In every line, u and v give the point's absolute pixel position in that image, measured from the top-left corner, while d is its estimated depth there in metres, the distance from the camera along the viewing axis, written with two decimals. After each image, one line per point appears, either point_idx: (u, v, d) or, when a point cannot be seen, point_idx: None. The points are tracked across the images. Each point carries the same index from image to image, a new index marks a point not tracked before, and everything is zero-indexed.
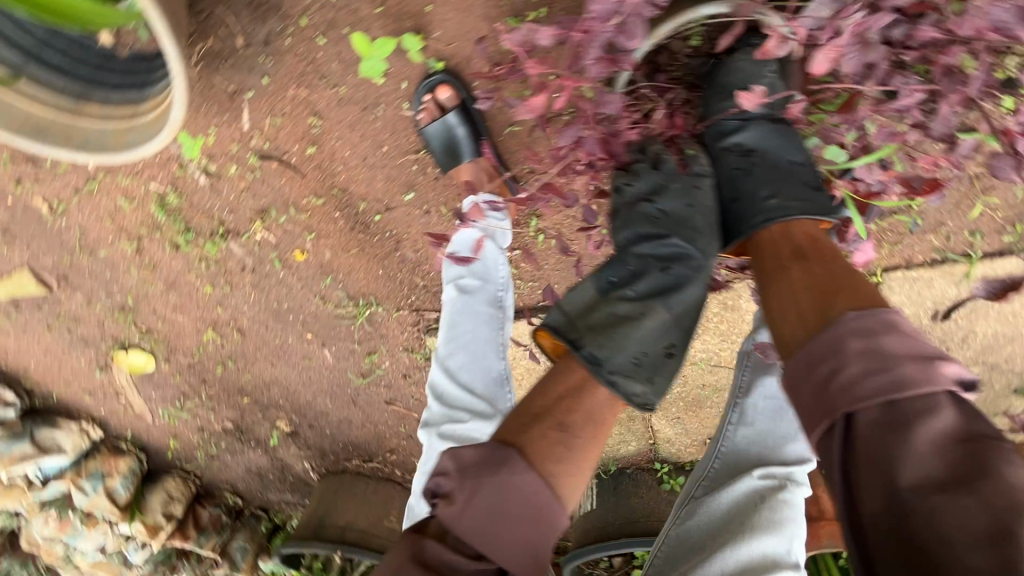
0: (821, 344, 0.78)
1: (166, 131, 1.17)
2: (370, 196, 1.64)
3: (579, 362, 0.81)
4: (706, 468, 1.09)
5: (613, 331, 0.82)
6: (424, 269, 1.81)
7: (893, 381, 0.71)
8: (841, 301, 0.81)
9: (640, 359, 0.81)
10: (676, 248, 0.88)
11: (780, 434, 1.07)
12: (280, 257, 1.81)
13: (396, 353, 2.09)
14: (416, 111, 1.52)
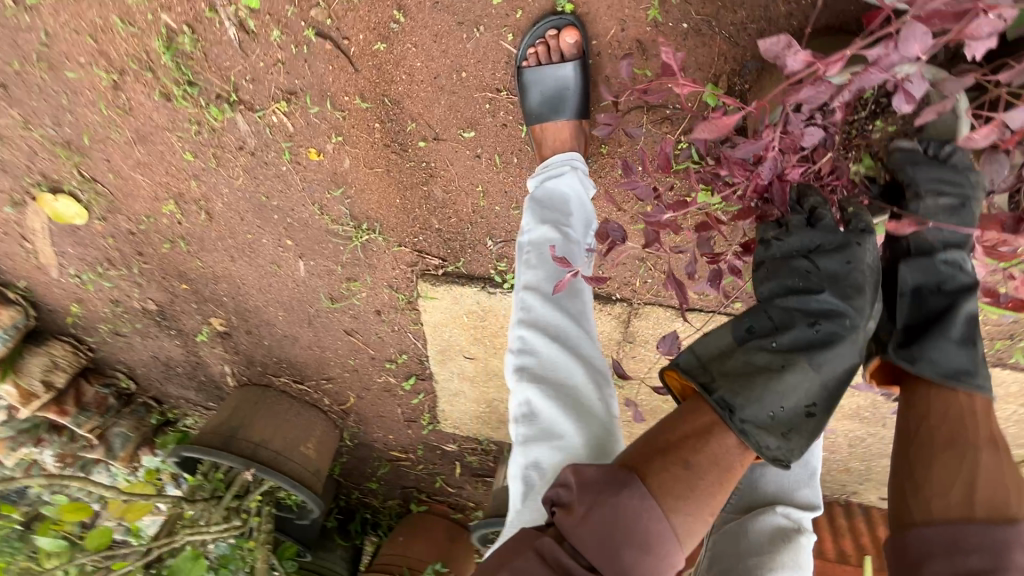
0: (974, 535, 0.73)
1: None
2: (422, 120, 1.45)
3: (709, 404, 0.76)
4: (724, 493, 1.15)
5: (748, 379, 0.76)
6: (444, 213, 1.68)
7: None
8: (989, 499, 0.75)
9: (776, 410, 0.75)
10: (832, 306, 0.80)
11: (795, 478, 1.12)
12: (291, 150, 1.59)
13: (377, 287, 1.98)
14: (522, 51, 1.21)
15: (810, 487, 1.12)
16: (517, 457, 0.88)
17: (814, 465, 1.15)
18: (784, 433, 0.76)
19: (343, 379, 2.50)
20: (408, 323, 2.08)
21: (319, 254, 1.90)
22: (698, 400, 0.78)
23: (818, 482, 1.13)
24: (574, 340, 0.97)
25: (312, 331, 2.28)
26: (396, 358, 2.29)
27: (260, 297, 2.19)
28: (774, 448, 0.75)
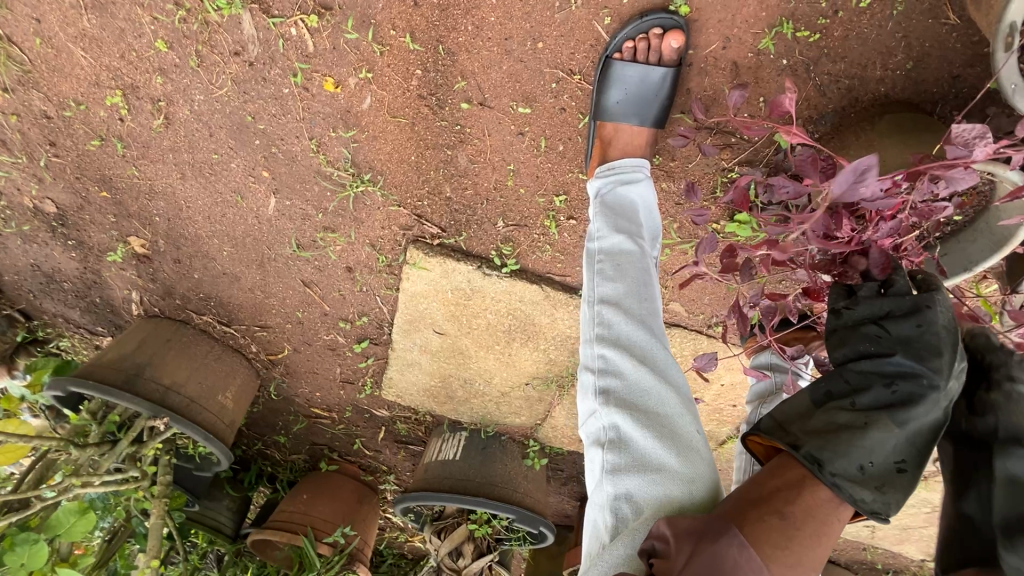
0: None
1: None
2: (472, 80, 1.30)
3: (799, 461, 0.87)
4: None
5: (834, 436, 0.86)
6: (461, 183, 1.54)
7: None
8: None
9: (867, 469, 0.84)
10: (900, 368, 0.88)
11: None
12: (305, 73, 1.36)
13: (355, 243, 1.78)
14: (618, 41, 1.15)
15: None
16: (607, 487, 0.97)
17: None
18: (879, 487, 0.85)
19: (280, 331, 2.16)
20: (381, 287, 1.92)
21: (299, 194, 1.66)
22: (788, 458, 0.89)
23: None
24: (658, 362, 1.05)
25: (260, 276, 2.00)
26: (354, 319, 2.08)
27: (205, 227, 1.87)
28: (870, 500, 0.84)
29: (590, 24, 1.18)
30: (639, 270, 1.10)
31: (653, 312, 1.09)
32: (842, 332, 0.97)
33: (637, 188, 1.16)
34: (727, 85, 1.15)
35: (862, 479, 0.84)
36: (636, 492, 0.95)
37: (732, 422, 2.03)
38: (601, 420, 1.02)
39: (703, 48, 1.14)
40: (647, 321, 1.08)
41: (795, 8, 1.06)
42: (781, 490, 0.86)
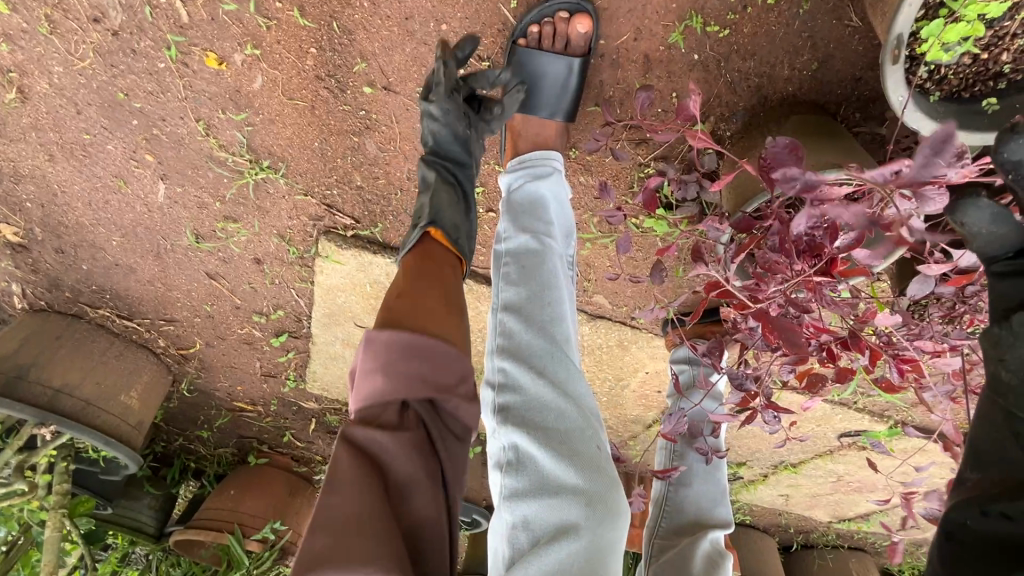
0: None
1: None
2: (373, 62, 1.19)
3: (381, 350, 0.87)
4: (655, 525, 1.22)
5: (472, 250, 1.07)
6: (372, 172, 1.44)
7: None
8: None
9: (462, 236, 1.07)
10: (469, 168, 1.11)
11: (710, 497, 1.22)
12: (180, 47, 1.20)
13: (262, 234, 1.65)
14: (523, 26, 1.08)
15: (724, 505, 1.21)
16: (504, 514, 0.84)
17: (723, 483, 1.25)
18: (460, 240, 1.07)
19: (188, 326, 1.98)
20: (294, 279, 1.79)
21: (191, 181, 1.51)
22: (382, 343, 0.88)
23: (729, 500, 1.23)
24: (560, 367, 0.94)
25: (158, 267, 1.81)
26: (268, 313, 1.93)
27: (87, 213, 1.67)
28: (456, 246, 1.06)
29: (495, 8, 1.08)
30: (544, 272, 1.01)
31: (558, 318, 0.98)
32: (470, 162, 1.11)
33: (536, 186, 1.09)
34: (638, 78, 1.10)
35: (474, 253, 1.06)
36: (532, 518, 0.81)
37: (658, 406, 2.08)
38: (499, 439, 0.90)
39: (614, 39, 1.08)
40: (548, 329, 0.96)
41: (704, 3, 1.01)
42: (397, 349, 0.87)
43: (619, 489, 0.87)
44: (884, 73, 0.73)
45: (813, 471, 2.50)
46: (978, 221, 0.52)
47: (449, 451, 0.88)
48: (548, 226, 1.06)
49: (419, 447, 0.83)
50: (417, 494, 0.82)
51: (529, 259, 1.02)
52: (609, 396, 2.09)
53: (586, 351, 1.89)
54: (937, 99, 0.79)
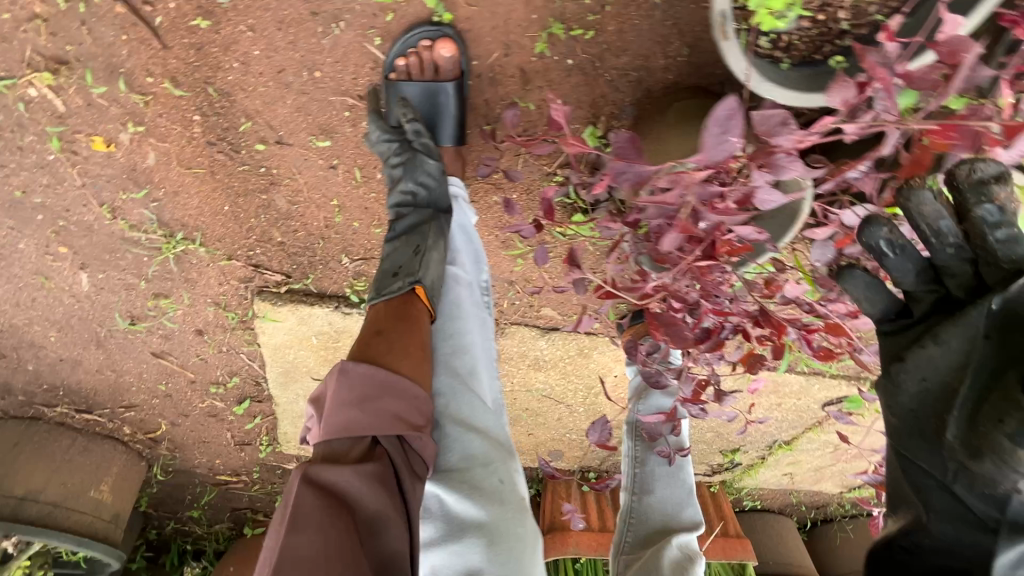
0: None
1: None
2: (259, 120, 1.17)
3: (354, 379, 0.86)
4: (621, 538, 1.18)
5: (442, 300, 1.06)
6: (290, 226, 1.41)
7: None
8: None
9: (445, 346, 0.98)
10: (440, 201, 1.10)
11: (675, 501, 1.19)
12: (64, 137, 1.19)
13: (198, 305, 1.60)
14: (390, 61, 1.08)
15: (692, 505, 1.19)
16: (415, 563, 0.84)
17: (688, 482, 1.23)
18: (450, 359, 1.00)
19: (149, 408, 1.92)
20: (242, 344, 1.74)
21: (112, 266, 1.47)
22: (354, 372, 0.86)
23: (696, 500, 1.20)
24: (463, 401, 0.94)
25: (103, 355, 1.76)
26: (224, 382, 1.89)
27: (18, 314, 1.63)
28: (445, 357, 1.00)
29: (362, 48, 1.07)
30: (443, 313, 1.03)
31: (457, 358, 0.99)
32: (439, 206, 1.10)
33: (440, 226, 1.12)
34: (518, 92, 1.09)
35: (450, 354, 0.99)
36: (439, 566, 0.81)
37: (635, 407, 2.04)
38: None
39: (485, 57, 1.07)
40: (451, 363, 0.98)
41: (562, 9, 1.01)
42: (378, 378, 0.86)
43: (524, 521, 0.86)
44: (722, 49, 0.72)
45: (809, 444, 2.46)
46: (856, 288, 0.67)
47: (416, 489, 0.81)
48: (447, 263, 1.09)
49: (384, 480, 0.77)
50: (390, 529, 0.74)
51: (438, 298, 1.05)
52: (587, 406, 2.04)
53: (547, 364, 1.87)
54: (790, 66, 0.79)
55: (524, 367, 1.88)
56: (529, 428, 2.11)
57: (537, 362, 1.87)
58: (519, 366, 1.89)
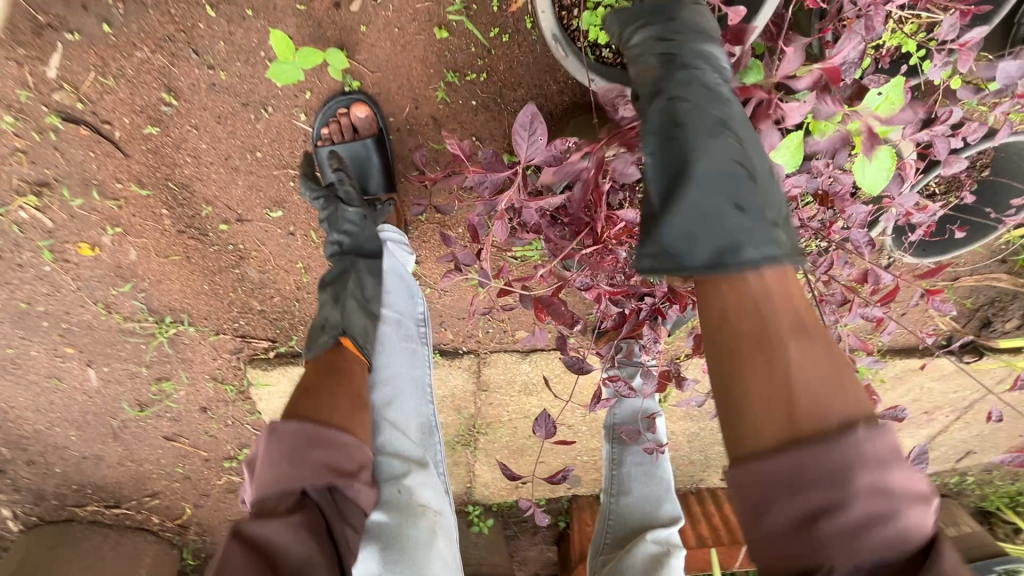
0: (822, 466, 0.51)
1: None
2: (218, 203, 1.32)
3: (291, 436, 0.86)
4: (601, 539, 1.20)
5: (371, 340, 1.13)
6: (265, 293, 1.48)
7: (897, 533, 0.50)
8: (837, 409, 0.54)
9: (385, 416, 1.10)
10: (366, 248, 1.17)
11: (653, 497, 1.20)
12: (55, 248, 1.35)
13: (196, 384, 1.65)
14: (317, 130, 1.21)
15: (671, 501, 1.19)
16: None
17: (667, 478, 1.23)
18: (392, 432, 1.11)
19: (172, 494, 1.84)
20: (244, 415, 1.71)
21: (114, 358, 1.57)
22: (289, 428, 0.87)
23: (675, 495, 1.20)
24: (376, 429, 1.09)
25: (121, 447, 1.75)
26: (237, 456, 1.79)
27: (39, 419, 1.68)
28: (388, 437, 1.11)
29: (291, 125, 1.21)
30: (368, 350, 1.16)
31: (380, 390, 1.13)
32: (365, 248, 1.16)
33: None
34: (433, 137, 1.21)
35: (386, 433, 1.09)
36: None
37: None
38: None
39: (399, 113, 1.20)
40: (368, 398, 1.13)
41: (453, 59, 1.13)
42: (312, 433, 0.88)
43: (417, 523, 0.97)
44: (565, 64, 0.90)
45: None
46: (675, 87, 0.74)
47: (349, 536, 0.84)
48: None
49: (314, 527, 0.80)
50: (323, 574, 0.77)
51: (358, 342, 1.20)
52: (590, 424, 2.03)
53: (540, 389, 1.89)
54: None
55: (519, 395, 1.91)
56: (540, 459, 2.08)
57: (530, 388, 1.89)
58: (514, 395, 1.91)
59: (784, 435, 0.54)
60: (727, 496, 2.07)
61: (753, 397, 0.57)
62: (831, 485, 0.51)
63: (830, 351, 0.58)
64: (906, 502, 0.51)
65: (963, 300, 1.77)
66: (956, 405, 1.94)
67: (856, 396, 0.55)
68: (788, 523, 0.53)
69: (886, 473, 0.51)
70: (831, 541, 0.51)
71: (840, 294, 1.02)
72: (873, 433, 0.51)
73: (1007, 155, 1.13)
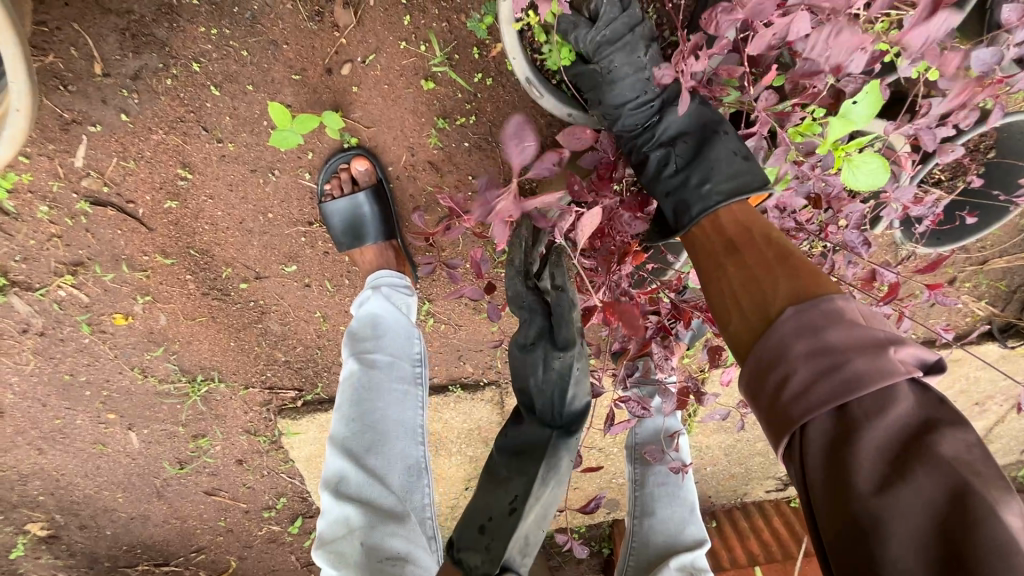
0: (769, 348, 0.61)
1: (12, 133, 0.79)
2: (237, 263, 1.39)
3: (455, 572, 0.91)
4: (624, 562, 1.18)
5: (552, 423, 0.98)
6: (288, 344, 1.54)
7: (843, 381, 0.54)
8: (779, 293, 0.64)
9: (484, 512, 0.94)
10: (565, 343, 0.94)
11: (676, 519, 1.18)
12: (92, 320, 1.44)
13: (231, 438, 1.70)
14: (320, 186, 1.27)
15: (695, 523, 1.18)
16: None
17: (690, 499, 1.21)
18: (525, 552, 0.92)
19: (217, 549, 1.88)
20: (278, 464, 1.75)
21: (153, 419, 1.65)
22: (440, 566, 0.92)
23: (700, 515, 1.19)
24: (354, 479, 1.11)
25: (165, 505, 1.79)
26: (275, 505, 1.83)
27: (89, 483, 1.74)
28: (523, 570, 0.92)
29: (298, 184, 1.28)
30: (358, 395, 1.16)
31: (366, 438, 1.15)
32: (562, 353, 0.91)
33: (369, 305, 1.25)
34: (431, 181, 1.27)
35: (521, 546, 0.91)
36: None
37: None
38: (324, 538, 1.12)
39: (396, 162, 1.26)
40: (349, 444, 1.14)
41: (441, 107, 1.18)
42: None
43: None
44: (542, 104, 0.93)
45: None
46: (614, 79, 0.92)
47: None
48: (371, 345, 1.22)
49: None
50: None
51: (347, 383, 1.18)
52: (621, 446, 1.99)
53: None
54: None
55: None
56: (575, 485, 2.04)
57: None
58: None
59: (744, 336, 0.66)
60: (772, 508, 1.99)
61: (717, 310, 0.71)
62: (778, 360, 0.60)
63: (776, 254, 0.69)
64: (852, 352, 0.55)
65: (997, 283, 1.69)
66: (1007, 392, 1.84)
67: (790, 286, 0.64)
68: (764, 404, 0.60)
69: (820, 337, 0.57)
70: (791, 396, 0.57)
71: (849, 293, 1.01)
72: (799, 309, 0.61)
73: (1010, 135, 1.11)
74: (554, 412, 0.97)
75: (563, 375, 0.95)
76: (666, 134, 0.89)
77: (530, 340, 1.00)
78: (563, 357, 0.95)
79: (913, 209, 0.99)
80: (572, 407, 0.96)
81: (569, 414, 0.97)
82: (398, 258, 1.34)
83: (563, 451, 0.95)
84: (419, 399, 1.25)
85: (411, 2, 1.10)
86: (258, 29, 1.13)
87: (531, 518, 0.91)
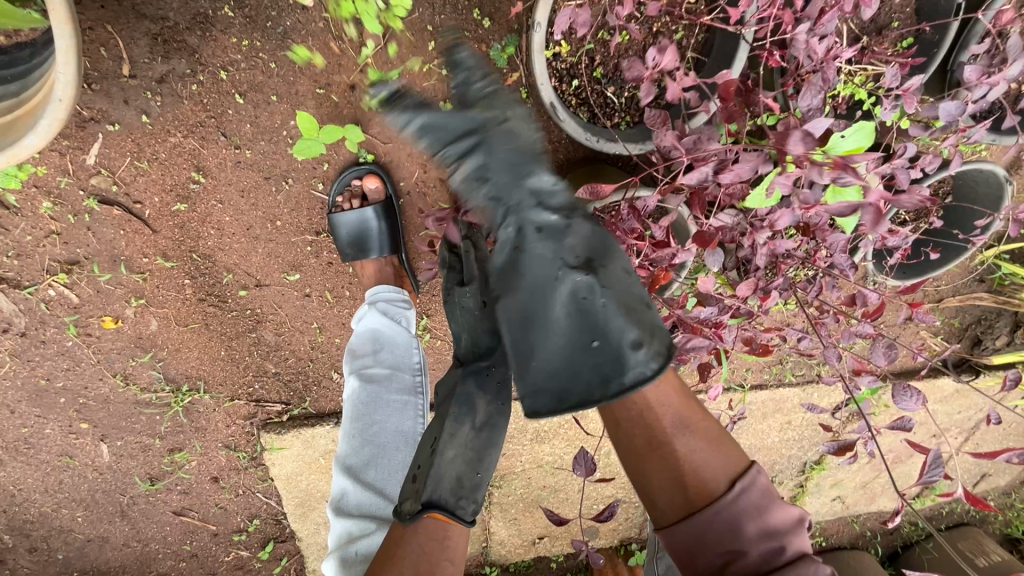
0: (709, 525, 0.76)
1: (50, 121, 0.80)
2: (238, 270, 1.38)
3: (416, 535, 0.93)
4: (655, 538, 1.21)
5: (478, 366, 1.08)
6: (280, 356, 1.51)
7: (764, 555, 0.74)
8: (716, 470, 0.79)
9: (416, 463, 1.03)
10: (471, 278, 1.11)
11: None
12: (79, 322, 1.40)
13: (208, 454, 1.62)
14: (332, 198, 1.31)
15: None
16: None
17: None
18: (460, 494, 0.97)
19: None
20: (254, 483, 1.67)
21: (127, 431, 1.57)
22: (412, 532, 0.94)
23: None
24: (354, 489, 1.12)
25: (127, 527, 1.68)
26: (246, 528, 1.72)
27: (46, 501, 1.62)
28: (463, 512, 0.96)
29: (309, 194, 1.31)
30: (356, 411, 1.18)
31: (366, 452, 1.16)
32: (474, 280, 1.11)
33: (366, 320, 1.27)
34: (443, 197, 1.32)
35: (452, 487, 0.97)
36: None
37: None
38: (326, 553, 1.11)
39: (408, 177, 1.31)
40: (352, 457, 1.16)
41: None
42: (425, 540, 0.93)
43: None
44: (565, 127, 1.00)
45: None
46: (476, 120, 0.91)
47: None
48: (370, 360, 1.24)
49: None
50: None
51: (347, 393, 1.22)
52: (605, 471, 2.00)
53: (552, 435, 1.92)
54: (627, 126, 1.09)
55: (530, 442, 1.93)
56: (556, 508, 2.04)
57: (541, 435, 1.93)
58: (526, 442, 1.93)
59: (681, 502, 0.79)
60: None
61: (651, 481, 0.81)
62: (721, 537, 0.76)
63: (711, 429, 0.84)
64: (756, 526, 0.76)
65: (951, 320, 1.83)
66: (959, 424, 1.97)
67: (722, 465, 0.80)
68: (703, 563, 0.77)
69: (747, 521, 0.76)
70: (725, 538, 0.75)
71: (832, 316, 1.10)
72: (737, 494, 0.77)
73: (964, 181, 1.24)
74: (476, 349, 1.10)
75: (476, 308, 1.10)
76: (576, 257, 0.85)
77: (448, 291, 1.15)
78: (471, 292, 1.10)
79: (889, 239, 1.09)
80: (489, 341, 1.10)
81: (485, 348, 1.10)
82: (397, 273, 1.38)
83: (478, 389, 1.04)
84: (420, 407, 1.25)
85: (437, 29, 1.18)
86: (289, 43, 1.18)
87: (452, 456, 0.99)
